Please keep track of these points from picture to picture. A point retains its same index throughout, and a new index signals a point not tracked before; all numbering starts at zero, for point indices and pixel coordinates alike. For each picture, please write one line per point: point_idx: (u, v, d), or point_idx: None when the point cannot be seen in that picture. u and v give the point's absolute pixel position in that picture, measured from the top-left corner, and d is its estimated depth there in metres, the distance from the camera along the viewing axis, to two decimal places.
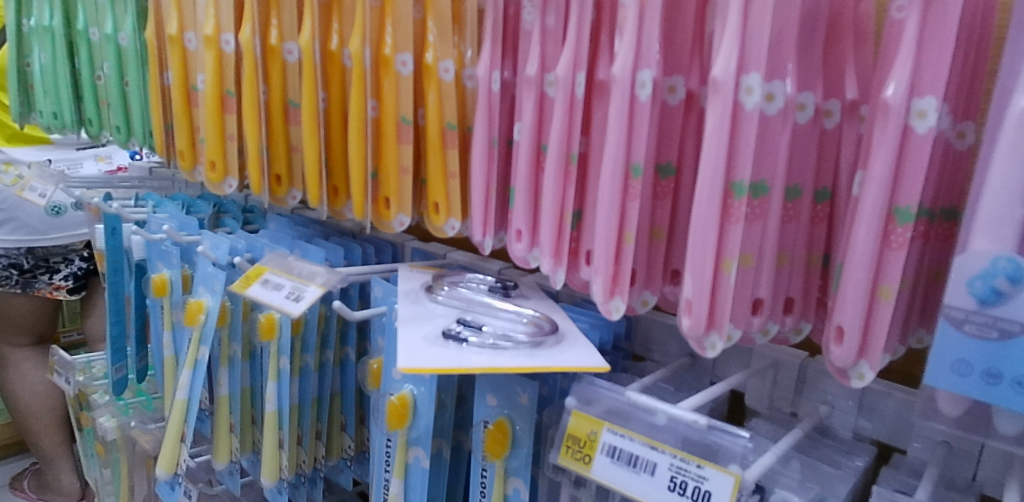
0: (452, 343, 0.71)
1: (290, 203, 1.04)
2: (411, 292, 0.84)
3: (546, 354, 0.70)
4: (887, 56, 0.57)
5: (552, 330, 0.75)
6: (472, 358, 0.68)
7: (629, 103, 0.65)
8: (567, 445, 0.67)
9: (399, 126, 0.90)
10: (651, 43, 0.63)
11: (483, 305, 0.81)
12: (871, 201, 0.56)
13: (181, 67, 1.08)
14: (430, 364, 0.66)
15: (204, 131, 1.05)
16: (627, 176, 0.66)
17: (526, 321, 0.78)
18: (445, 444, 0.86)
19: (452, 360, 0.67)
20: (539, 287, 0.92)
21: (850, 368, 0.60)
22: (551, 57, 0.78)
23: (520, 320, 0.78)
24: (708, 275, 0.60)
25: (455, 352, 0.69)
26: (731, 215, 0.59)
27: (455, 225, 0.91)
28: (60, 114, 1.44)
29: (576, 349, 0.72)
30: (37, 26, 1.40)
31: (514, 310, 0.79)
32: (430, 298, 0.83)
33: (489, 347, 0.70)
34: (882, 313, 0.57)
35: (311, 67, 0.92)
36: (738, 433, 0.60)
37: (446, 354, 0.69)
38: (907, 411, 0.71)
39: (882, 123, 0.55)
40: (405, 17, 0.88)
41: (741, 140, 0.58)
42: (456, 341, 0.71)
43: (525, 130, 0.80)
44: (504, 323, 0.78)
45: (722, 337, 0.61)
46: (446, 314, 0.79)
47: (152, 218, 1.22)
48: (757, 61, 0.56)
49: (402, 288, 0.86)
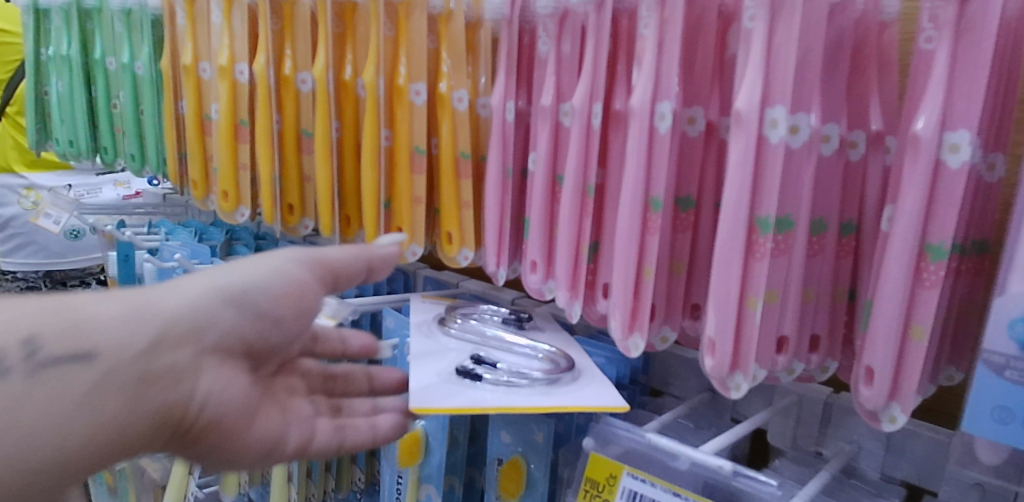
0: (466, 379, 0.69)
1: (302, 233, 1.03)
2: (424, 325, 0.83)
3: (563, 393, 0.67)
4: (917, 86, 0.55)
5: (569, 367, 0.73)
6: (486, 397, 0.65)
7: (648, 134, 0.63)
8: (586, 489, 0.64)
9: (412, 156, 0.89)
10: (670, 74, 0.61)
11: (498, 339, 0.79)
12: (903, 237, 0.54)
13: (195, 96, 1.07)
14: (442, 403, 0.64)
15: (217, 161, 1.03)
16: (647, 209, 0.64)
17: (542, 357, 0.76)
18: (458, 481, 0.83)
19: (466, 399, 0.65)
20: (553, 318, 0.91)
21: (881, 411, 0.58)
22: (567, 86, 0.77)
23: (535, 356, 0.76)
24: (732, 312, 0.58)
25: (468, 390, 0.67)
26: (755, 252, 0.57)
27: (468, 255, 0.90)
28: (75, 142, 1.44)
29: (594, 387, 0.69)
30: (53, 55, 1.39)
31: (529, 345, 0.77)
32: (443, 332, 0.81)
33: (504, 385, 0.68)
34: (915, 353, 0.55)
35: (324, 97, 0.90)
36: (766, 481, 0.58)
37: (459, 393, 0.66)
38: (939, 454, 0.68)
39: (912, 157, 0.53)
40: (419, 47, 0.87)
41: (767, 173, 0.56)
42: (470, 377, 0.69)
43: (540, 161, 0.78)
44: (519, 360, 0.75)
45: (747, 377, 0.59)
46: (459, 349, 0.77)
47: (165, 246, 1.22)
48: (782, 94, 0.55)
49: (414, 320, 0.84)
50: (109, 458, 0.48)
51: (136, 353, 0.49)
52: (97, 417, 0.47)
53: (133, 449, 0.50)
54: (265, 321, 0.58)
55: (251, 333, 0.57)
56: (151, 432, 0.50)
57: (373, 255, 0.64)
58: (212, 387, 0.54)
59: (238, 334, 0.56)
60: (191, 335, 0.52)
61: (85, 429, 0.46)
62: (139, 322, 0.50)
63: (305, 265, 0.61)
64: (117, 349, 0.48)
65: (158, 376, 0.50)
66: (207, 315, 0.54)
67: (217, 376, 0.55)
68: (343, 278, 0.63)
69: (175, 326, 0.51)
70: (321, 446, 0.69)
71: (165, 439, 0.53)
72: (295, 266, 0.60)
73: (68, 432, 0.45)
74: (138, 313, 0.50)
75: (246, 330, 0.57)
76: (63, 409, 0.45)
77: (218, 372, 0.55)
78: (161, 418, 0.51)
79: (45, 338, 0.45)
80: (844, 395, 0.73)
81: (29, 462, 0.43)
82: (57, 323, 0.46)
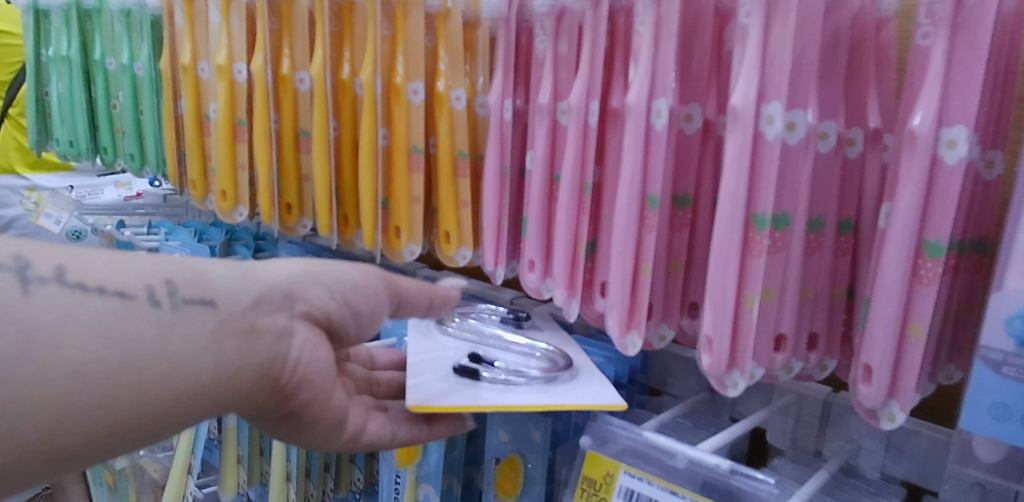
0: (464, 378, 0.69)
1: (301, 232, 1.02)
2: (422, 323, 0.83)
3: (560, 392, 0.67)
4: (915, 82, 0.55)
5: (567, 365, 0.72)
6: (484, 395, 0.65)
7: (645, 132, 0.63)
8: (582, 487, 0.64)
9: (410, 155, 0.89)
10: (667, 71, 0.61)
11: (495, 338, 0.79)
12: (900, 234, 0.54)
13: (194, 96, 1.07)
14: (439, 402, 0.64)
15: (215, 160, 1.03)
16: (644, 207, 0.64)
17: (540, 356, 0.75)
18: (456, 480, 0.83)
19: (462, 398, 0.64)
20: (551, 317, 0.90)
21: (879, 409, 0.57)
22: (564, 85, 0.77)
23: (533, 354, 0.75)
24: (729, 309, 0.57)
25: (465, 389, 0.67)
26: (752, 249, 0.56)
27: (466, 255, 0.90)
28: (76, 143, 1.45)
29: (592, 386, 0.68)
30: (53, 56, 1.40)
31: (528, 344, 0.77)
32: (442, 330, 0.81)
33: (502, 384, 0.67)
34: (913, 351, 0.55)
35: (322, 96, 0.90)
36: (762, 478, 0.57)
37: (456, 391, 0.66)
38: (938, 454, 0.67)
39: (908, 153, 0.53)
40: (417, 46, 0.87)
41: (764, 170, 0.55)
42: (467, 376, 0.69)
43: (537, 160, 0.78)
44: (516, 358, 0.75)
45: (745, 376, 0.58)
46: (457, 348, 0.77)
47: (164, 246, 1.23)
48: (778, 91, 0.54)
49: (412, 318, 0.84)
50: (223, 397, 0.52)
51: (246, 307, 0.54)
52: (218, 356, 0.51)
53: (240, 394, 0.54)
54: (349, 312, 0.62)
55: (337, 316, 0.62)
56: (256, 381, 0.54)
57: (436, 294, 0.69)
58: (306, 349, 0.58)
59: (324, 312, 0.60)
60: (286, 302, 0.57)
61: (210, 364, 0.50)
62: (245, 284, 0.55)
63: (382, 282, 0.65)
64: (232, 300, 0.53)
65: (263, 329, 0.54)
66: (299, 289, 0.59)
67: (310, 339, 0.59)
68: (410, 311, 0.67)
69: (273, 291, 0.56)
70: (374, 436, 0.68)
71: (265, 395, 0.56)
72: (376, 276, 0.64)
73: (195, 368, 0.49)
74: (243, 277, 0.55)
75: (333, 310, 0.61)
76: (193, 345, 0.49)
77: (309, 336, 0.59)
78: (263, 372, 0.55)
79: (179, 284, 0.50)
80: (843, 394, 0.73)
81: (162, 388, 0.47)
82: (186, 272, 0.51)
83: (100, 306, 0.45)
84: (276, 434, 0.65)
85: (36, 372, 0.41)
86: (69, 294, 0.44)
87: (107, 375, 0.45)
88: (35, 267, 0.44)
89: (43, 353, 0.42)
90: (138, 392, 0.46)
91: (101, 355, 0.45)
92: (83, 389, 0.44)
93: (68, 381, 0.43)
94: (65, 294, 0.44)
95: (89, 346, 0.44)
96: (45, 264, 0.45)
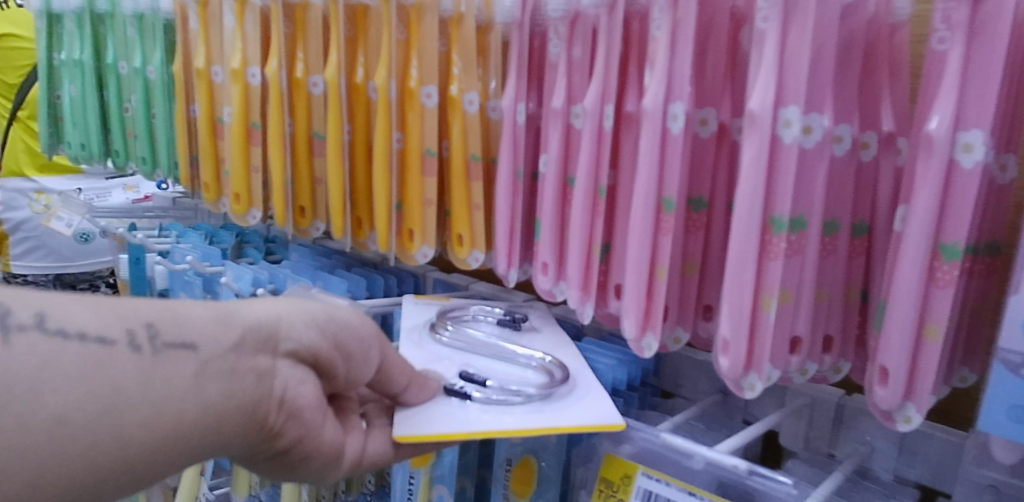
0: (455, 398, 0.66)
1: (313, 235, 1.03)
2: (413, 333, 0.81)
3: (556, 410, 0.64)
4: (930, 86, 0.55)
5: (563, 377, 0.70)
6: (477, 419, 0.63)
7: (661, 136, 0.63)
8: (600, 489, 0.64)
9: (424, 158, 0.89)
10: (683, 75, 0.62)
11: (491, 347, 0.77)
12: (916, 237, 0.54)
13: (207, 99, 1.07)
14: (430, 430, 0.61)
15: (229, 163, 1.04)
16: (659, 210, 0.64)
17: (537, 367, 0.74)
18: (469, 482, 0.84)
19: (455, 422, 0.62)
20: (550, 317, 0.90)
21: (895, 411, 0.58)
22: (578, 88, 0.77)
23: (529, 364, 0.74)
24: (746, 311, 0.58)
25: (455, 412, 0.64)
26: (770, 251, 0.57)
27: (478, 257, 0.91)
28: (87, 146, 1.45)
29: (589, 401, 0.66)
30: (66, 60, 1.41)
31: (524, 353, 0.75)
32: (434, 341, 0.80)
33: (497, 403, 0.65)
34: (929, 353, 0.55)
35: (336, 100, 0.91)
36: (781, 479, 0.57)
37: (448, 415, 0.64)
38: (952, 455, 0.67)
39: (925, 157, 0.53)
40: (430, 50, 0.87)
41: (781, 172, 0.56)
42: (459, 396, 0.66)
43: (551, 163, 0.79)
44: (514, 370, 0.74)
45: (762, 377, 0.59)
46: (450, 361, 0.75)
47: (176, 248, 1.24)
48: (796, 94, 0.55)
49: (404, 328, 0.82)
50: (209, 442, 0.49)
51: (229, 347, 0.51)
52: (202, 399, 0.48)
53: (228, 439, 0.51)
54: (340, 353, 0.60)
55: (326, 356, 0.59)
56: (244, 423, 0.52)
57: (416, 376, 0.65)
58: (291, 386, 0.55)
59: (313, 351, 0.57)
60: (270, 341, 0.54)
61: (194, 408, 0.48)
62: (226, 324, 0.52)
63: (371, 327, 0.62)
64: (214, 341, 0.50)
65: (246, 369, 0.52)
66: (287, 328, 0.56)
67: (295, 377, 0.56)
68: (387, 388, 0.64)
69: (256, 331, 0.53)
70: (376, 456, 0.66)
71: (254, 437, 0.53)
72: (370, 326, 0.62)
73: (176, 413, 0.47)
74: (225, 317, 0.53)
75: (322, 351, 0.58)
76: (175, 390, 0.47)
77: (296, 373, 0.56)
78: (248, 413, 0.52)
79: (159, 327, 0.48)
80: (856, 396, 0.74)
81: (145, 434, 0.45)
82: (165, 314, 0.49)
83: (80, 352, 0.43)
84: (273, 474, 0.62)
85: (16, 425, 0.39)
86: (47, 342, 0.42)
87: (86, 424, 0.42)
88: (15, 315, 0.42)
89: (22, 404, 0.40)
90: (121, 441, 0.44)
91: (82, 402, 0.42)
92: (60, 441, 0.41)
93: (48, 433, 0.41)
94: (46, 343, 0.42)
95: (69, 394, 0.42)
96: (25, 309, 0.43)
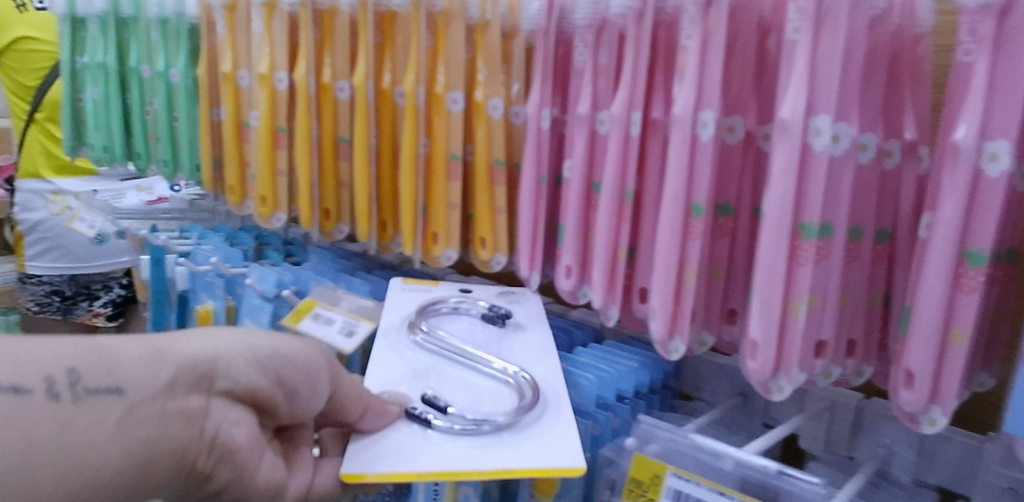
0: (416, 424, 0.62)
1: (337, 237, 1.05)
2: (390, 332, 0.77)
3: (522, 445, 0.59)
4: (955, 96, 0.56)
5: (534, 400, 0.64)
6: (433, 453, 0.58)
7: (690, 143, 0.64)
8: (631, 488, 0.64)
9: (449, 163, 0.91)
10: (713, 84, 0.63)
11: (465, 355, 0.71)
12: (942, 243, 0.55)
13: (234, 104, 1.09)
14: (380, 467, 0.56)
15: (255, 166, 1.05)
16: (688, 215, 0.66)
17: (510, 383, 0.68)
18: (494, 483, 0.85)
19: (409, 456, 0.58)
20: (540, 314, 0.84)
21: (920, 414, 0.59)
22: (604, 95, 0.79)
23: (503, 379, 0.68)
24: (775, 315, 0.59)
25: (415, 444, 0.59)
26: (799, 257, 0.58)
27: (501, 261, 0.92)
28: (110, 148, 1.47)
29: (560, 430, 0.61)
30: (89, 63, 1.43)
31: (497, 366, 0.69)
32: (410, 342, 0.75)
33: (460, 433, 0.60)
34: (954, 357, 0.56)
35: (364, 105, 0.92)
36: (810, 479, 0.59)
37: (405, 446, 0.59)
38: (972, 458, 0.68)
39: (952, 166, 0.54)
40: (457, 57, 0.89)
41: (812, 180, 0.57)
42: (420, 422, 0.61)
43: (576, 168, 0.80)
44: (485, 386, 0.68)
45: (790, 380, 0.60)
46: (420, 372, 0.70)
47: (198, 250, 1.26)
48: (826, 104, 0.56)
49: (382, 327, 0.78)
50: (132, 485, 0.49)
51: (158, 390, 0.50)
52: (125, 445, 0.48)
53: (154, 482, 0.51)
54: (282, 389, 0.59)
55: (265, 393, 0.58)
56: (169, 466, 0.51)
57: (372, 404, 0.61)
58: (224, 426, 0.55)
59: (250, 389, 0.57)
60: (204, 381, 0.54)
61: (117, 454, 0.48)
62: (158, 364, 0.51)
63: (321, 357, 0.62)
64: (142, 385, 0.50)
65: (175, 412, 0.51)
66: (226, 366, 0.55)
67: (229, 416, 0.55)
68: (342, 416, 0.61)
69: (189, 370, 0.53)
70: (322, 492, 0.65)
71: (182, 477, 0.53)
72: (318, 358, 0.62)
73: (95, 460, 0.46)
74: (159, 355, 0.52)
75: (260, 388, 0.57)
76: (94, 436, 0.47)
77: (231, 412, 0.55)
78: (174, 455, 0.51)
79: (83, 372, 0.47)
80: (876, 400, 0.75)
81: (59, 487, 0.44)
82: (91, 357, 0.48)
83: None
84: None
85: None
86: None
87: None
88: None
89: None
90: (33, 496, 0.43)
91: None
92: None
93: None
94: None
95: None
96: None
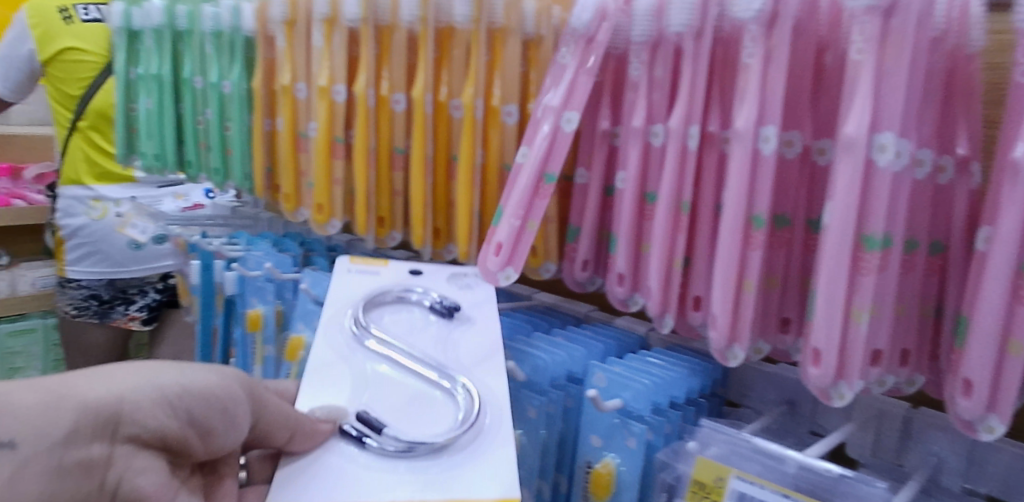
0: (349, 442, 0.69)
1: (390, 245, 1.08)
2: (334, 331, 0.79)
3: (449, 471, 0.66)
4: (1014, 115, 0.59)
5: (477, 415, 0.70)
6: (364, 479, 0.65)
7: (752, 157, 0.67)
8: (694, 490, 0.67)
9: (503, 173, 0.96)
10: (776, 100, 0.66)
11: (412, 361, 0.76)
12: (1002, 255, 0.57)
13: (291, 115, 1.13)
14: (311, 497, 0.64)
15: (312, 175, 1.09)
16: (748, 227, 0.68)
17: (459, 391, 0.73)
18: (547, 486, 0.86)
19: (340, 484, 0.65)
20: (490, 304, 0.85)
21: (978, 422, 0.61)
22: (659, 109, 0.81)
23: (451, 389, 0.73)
24: (837, 323, 0.61)
25: (344, 470, 0.66)
26: (862, 267, 0.61)
27: (551, 268, 0.98)
28: (162, 157, 1.52)
29: (489, 453, 0.68)
30: (144, 74, 1.47)
31: (443, 376, 0.74)
32: (349, 335, 0.79)
33: (393, 456, 0.67)
34: (1013, 367, 0.58)
35: (422, 118, 0.96)
36: (875, 483, 0.61)
37: (341, 470, 0.66)
38: (1021, 468, 0.70)
39: (1011, 182, 0.56)
40: (513, 71, 0.93)
41: (876, 193, 0.60)
42: (353, 442, 0.68)
43: (629, 180, 0.83)
44: (426, 394, 0.73)
45: (851, 387, 0.62)
46: (359, 383, 0.74)
47: (250, 255, 1.29)
48: (890, 121, 0.59)
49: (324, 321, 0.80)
50: None
51: (57, 441, 0.51)
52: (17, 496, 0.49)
53: None
54: (195, 429, 0.61)
55: (176, 436, 0.59)
56: None
57: (300, 426, 0.67)
58: (130, 473, 0.55)
59: (159, 433, 0.58)
60: (109, 427, 0.55)
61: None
62: (56, 412, 0.52)
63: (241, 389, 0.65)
64: (39, 436, 0.50)
65: (72, 462, 0.52)
66: (137, 411, 0.56)
67: (139, 463, 0.56)
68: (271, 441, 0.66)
69: (92, 417, 0.54)
70: None
71: None
72: (234, 391, 0.64)
73: None
74: (55, 401, 0.53)
75: (172, 432, 0.59)
76: None
77: (140, 460, 0.56)
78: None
79: None
80: (923, 409, 0.76)
81: None
82: None
83: None
84: None
85: None
86: None
87: None
88: None
89: None
90: None
91: None
92: None
93: None
94: None
95: None
96: None
